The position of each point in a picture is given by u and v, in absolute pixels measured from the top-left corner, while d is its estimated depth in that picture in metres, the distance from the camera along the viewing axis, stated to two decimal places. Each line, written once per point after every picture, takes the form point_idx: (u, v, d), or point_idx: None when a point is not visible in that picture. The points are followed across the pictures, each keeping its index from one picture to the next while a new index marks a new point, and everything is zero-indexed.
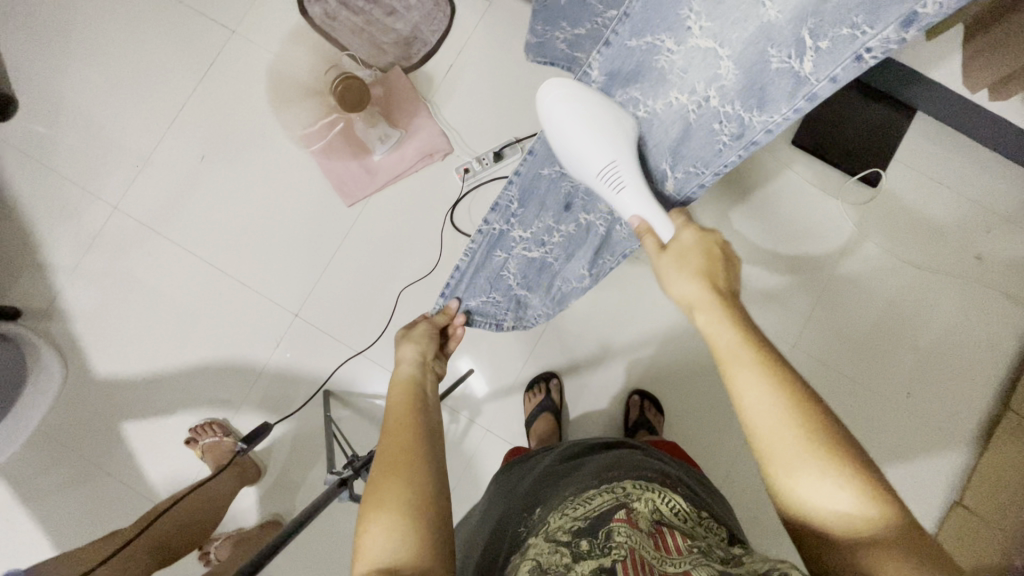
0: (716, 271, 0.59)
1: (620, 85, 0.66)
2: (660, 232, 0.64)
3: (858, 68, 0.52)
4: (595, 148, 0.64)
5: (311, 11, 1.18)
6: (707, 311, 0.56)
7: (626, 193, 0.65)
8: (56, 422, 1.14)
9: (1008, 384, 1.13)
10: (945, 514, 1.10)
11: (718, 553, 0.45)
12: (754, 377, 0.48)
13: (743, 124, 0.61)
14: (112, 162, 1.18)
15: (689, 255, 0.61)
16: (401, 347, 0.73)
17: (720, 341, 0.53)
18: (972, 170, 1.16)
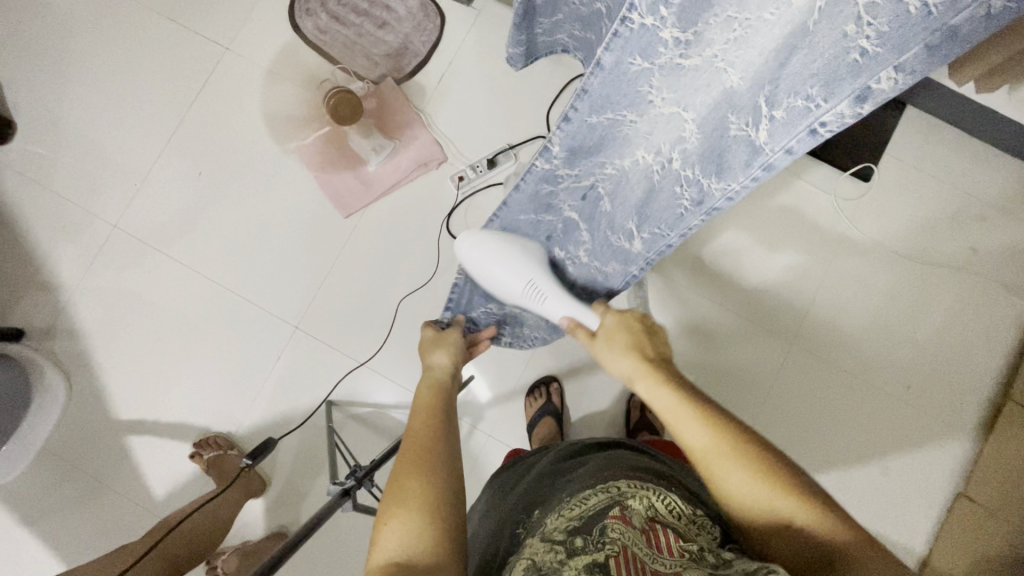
0: (645, 345, 0.67)
1: (583, 155, 0.66)
2: (587, 322, 0.75)
3: (813, 141, 0.50)
4: (515, 275, 0.78)
5: (303, 27, 1.20)
6: (642, 382, 0.62)
7: (550, 301, 0.78)
8: (62, 440, 1.14)
9: (1008, 373, 1.13)
10: (949, 506, 1.10)
11: (710, 558, 0.46)
12: (693, 424, 0.54)
13: (703, 191, 0.62)
14: (110, 181, 1.19)
15: (616, 336, 0.69)
16: (431, 353, 0.77)
17: (657, 404, 0.59)
18: (964, 161, 1.16)
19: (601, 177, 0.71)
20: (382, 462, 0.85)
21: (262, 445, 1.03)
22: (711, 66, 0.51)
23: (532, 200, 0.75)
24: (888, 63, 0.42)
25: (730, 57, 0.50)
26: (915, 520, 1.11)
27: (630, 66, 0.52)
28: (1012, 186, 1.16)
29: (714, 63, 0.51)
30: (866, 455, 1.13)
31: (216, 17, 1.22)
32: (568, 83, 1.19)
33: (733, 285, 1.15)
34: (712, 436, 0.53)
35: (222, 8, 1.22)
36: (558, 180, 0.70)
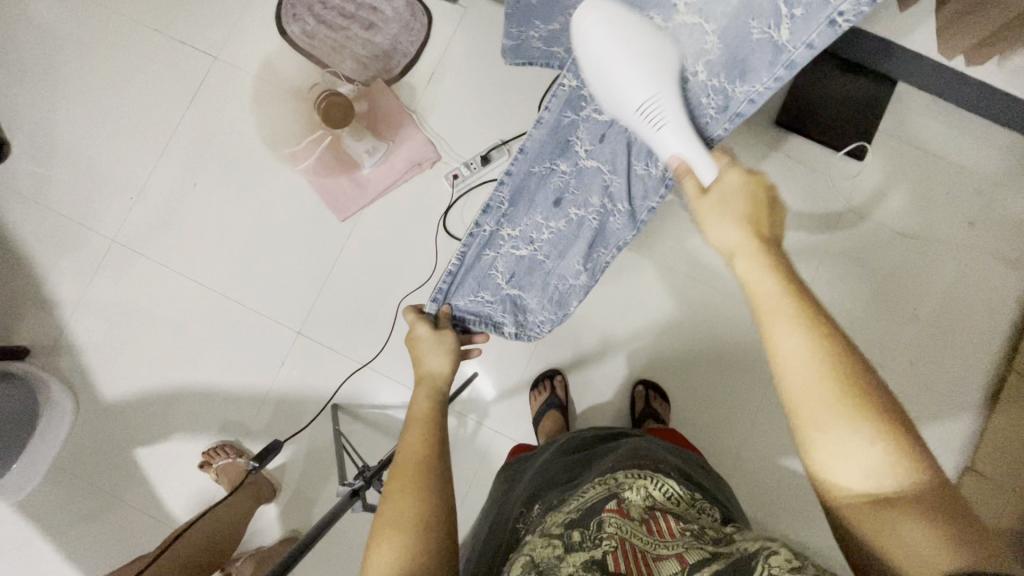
0: (761, 217, 0.55)
1: None
2: (700, 174, 0.60)
3: (832, 34, 0.53)
4: (642, 77, 0.60)
5: (291, 32, 1.20)
6: (745, 257, 0.52)
7: (666, 131, 0.61)
8: (72, 456, 1.15)
9: (1011, 345, 1.14)
10: (957, 481, 1.11)
11: (710, 536, 0.47)
12: (797, 332, 0.45)
13: (727, 96, 0.62)
14: (106, 195, 1.20)
15: (732, 199, 0.56)
16: (426, 355, 0.75)
17: (762, 291, 0.49)
18: (958, 135, 1.16)
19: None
20: (389, 461, 0.86)
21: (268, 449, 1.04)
22: None
23: (553, 134, 0.75)
24: None
25: None
26: None
27: None
28: (1007, 158, 1.16)
29: None
30: None
31: (203, 26, 1.22)
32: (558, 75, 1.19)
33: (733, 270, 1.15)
34: (819, 359, 0.44)
35: (209, 16, 1.22)
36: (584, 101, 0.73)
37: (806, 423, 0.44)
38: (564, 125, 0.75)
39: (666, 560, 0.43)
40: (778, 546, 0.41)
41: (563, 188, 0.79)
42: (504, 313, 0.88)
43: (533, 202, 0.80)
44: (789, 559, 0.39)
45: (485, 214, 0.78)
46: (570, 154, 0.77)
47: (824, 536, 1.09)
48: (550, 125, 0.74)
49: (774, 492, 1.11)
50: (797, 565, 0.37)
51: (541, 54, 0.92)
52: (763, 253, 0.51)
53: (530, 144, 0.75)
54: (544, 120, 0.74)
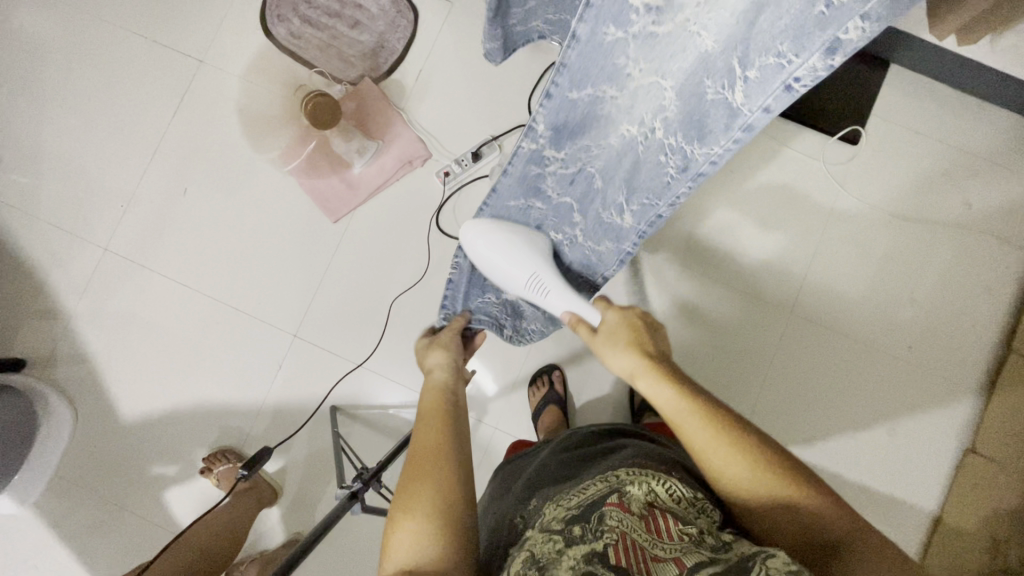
0: (644, 340, 0.67)
1: (567, 136, 0.68)
2: (588, 319, 0.75)
3: (789, 98, 0.50)
4: (517, 264, 0.77)
5: (276, 33, 1.19)
6: (645, 379, 0.62)
7: (552, 295, 0.77)
8: (72, 467, 1.15)
9: (1010, 326, 1.13)
10: (959, 463, 1.11)
11: (709, 541, 0.46)
12: (698, 425, 0.54)
13: (687, 157, 0.61)
14: (97, 204, 1.19)
15: (617, 334, 0.69)
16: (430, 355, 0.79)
17: (661, 402, 0.59)
18: (952, 116, 1.15)
19: (587, 159, 0.72)
20: (388, 462, 0.85)
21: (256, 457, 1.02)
22: (683, 32, 0.54)
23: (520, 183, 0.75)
24: (853, 13, 0.42)
25: (702, 21, 0.52)
26: (925, 479, 1.11)
27: (606, 36, 0.56)
28: (1002, 137, 1.15)
29: (686, 29, 0.54)
30: (874, 419, 1.12)
31: (188, 30, 1.21)
32: (547, 68, 1.18)
33: (729, 259, 1.15)
34: (717, 436, 0.53)
35: (193, 20, 1.21)
36: (544, 162, 0.72)
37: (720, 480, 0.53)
38: (530, 177, 0.74)
39: (664, 561, 0.42)
40: (778, 552, 0.41)
41: (542, 219, 0.81)
42: (507, 320, 0.92)
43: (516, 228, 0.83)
44: (788, 562, 0.39)
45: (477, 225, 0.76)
46: (542, 195, 0.77)
47: None
48: (516, 176, 0.74)
49: None
50: (795, 569, 0.38)
51: (522, 36, 0.94)
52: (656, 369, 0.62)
53: (500, 185, 0.77)
54: (510, 171, 0.74)
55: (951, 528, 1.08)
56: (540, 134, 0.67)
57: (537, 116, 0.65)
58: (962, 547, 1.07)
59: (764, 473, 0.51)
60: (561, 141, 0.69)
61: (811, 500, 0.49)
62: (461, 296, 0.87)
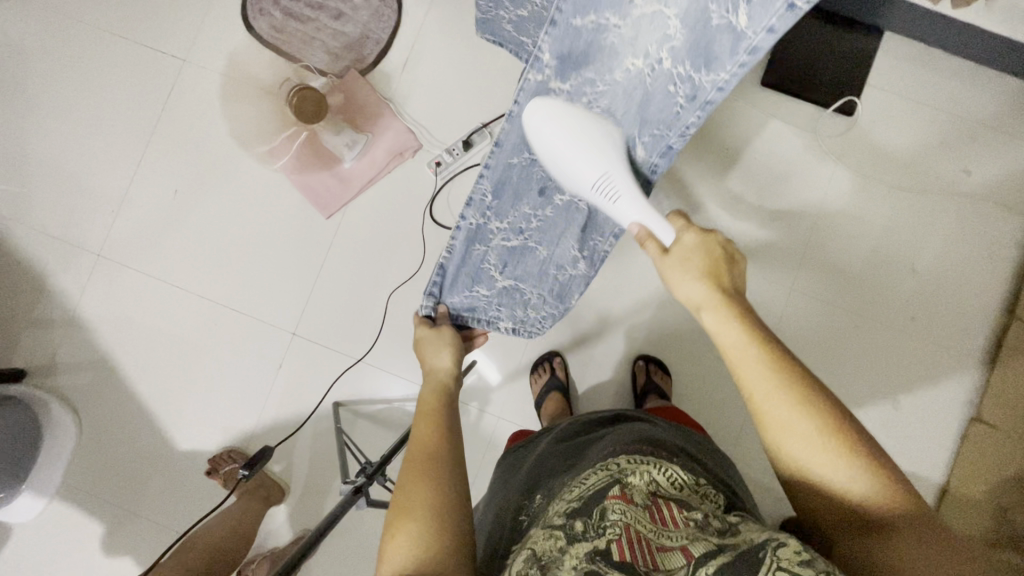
0: (721, 272, 0.59)
1: (573, 68, 0.68)
2: (660, 236, 0.63)
3: (792, 17, 0.48)
4: (591, 158, 0.64)
5: (258, 28, 1.17)
6: (712, 311, 0.56)
7: (623, 201, 0.64)
8: (78, 474, 1.15)
9: (1013, 291, 1.12)
10: (965, 431, 1.10)
11: (715, 524, 0.46)
12: (762, 371, 0.50)
13: (695, 85, 0.59)
14: (87, 210, 1.18)
15: (693, 258, 0.60)
16: (430, 354, 0.76)
17: (726, 341, 0.54)
18: (947, 81, 1.13)
19: (594, 95, 0.69)
20: (391, 456, 0.85)
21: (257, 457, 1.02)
22: None
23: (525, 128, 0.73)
24: None
25: None
26: (931, 449, 1.11)
27: None
28: (1000, 101, 1.13)
29: None
30: (877, 391, 1.12)
31: (168, 28, 1.19)
32: None
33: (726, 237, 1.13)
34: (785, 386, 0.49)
35: (173, 18, 1.19)
36: (551, 97, 0.70)
37: (771, 432, 0.49)
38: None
39: (671, 551, 0.42)
40: (789, 537, 0.40)
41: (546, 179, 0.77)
42: (500, 305, 0.88)
43: (517, 194, 0.77)
44: (799, 551, 0.38)
45: (468, 207, 0.77)
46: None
47: None
48: (521, 117, 0.72)
49: None
50: (809, 558, 0.37)
51: (512, 40, 0.95)
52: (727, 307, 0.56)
53: (503, 137, 0.74)
54: (514, 114, 0.72)
55: (958, 496, 1.08)
56: (545, 65, 0.67)
57: (543, 45, 0.66)
58: (969, 514, 1.07)
59: (825, 435, 0.46)
60: (565, 74, 0.68)
61: (864, 477, 0.45)
62: (448, 287, 0.82)
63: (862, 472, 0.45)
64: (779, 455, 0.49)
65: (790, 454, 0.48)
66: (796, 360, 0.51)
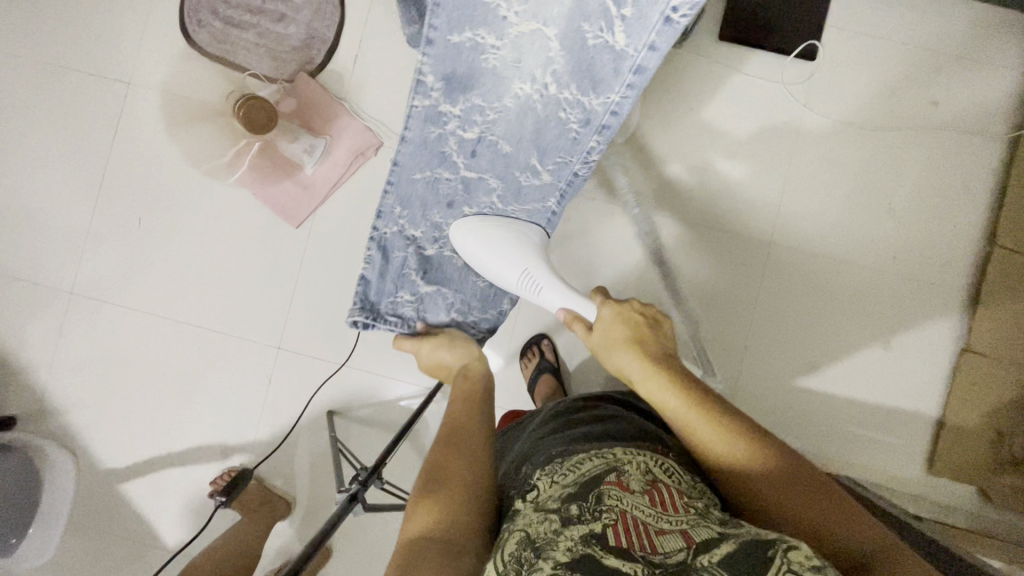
0: (638, 334, 0.72)
1: (458, 92, 0.70)
2: (583, 314, 0.78)
3: (671, 30, 0.60)
4: (510, 264, 0.80)
5: (200, 41, 1.13)
6: (639, 375, 0.67)
7: (546, 292, 0.80)
8: (85, 514, 1.15)
9: (992, 218, 1.12)
10: (956, 364, 1.11)
11: (715, 513, 0.47)
12: (706, 423, 0.57)
13: (587, 110, 0.70)
14: (53, 249, 1.16)
15: (612, 329, 0.74)
16: (438, 354, 0.80)
17: (662, 401, 0.62)
18: (905, 13, 1.11)
19: (486, 125, 0.73)
20: (384, 459, 0.85)
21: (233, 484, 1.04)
22: None
23: (421, 150, 0.76)
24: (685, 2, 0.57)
25: None
26: (924, 386, 1.11)
27: None
28: (961, 27, 1.11)
29: None
30: (867, 336, 1.12)
31: (109, 52, 1.15)
32: None
33: (700, 200, 1.12)
34: (721, 431, 0.56)
35: (112, 40, 1.15)
36: (441, 120, 0.73)
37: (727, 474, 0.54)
38: (431, 140, 0.75)
39: (669, 534, 0.43)
40: (798, 541, 0.41)
41: (453, 192, 0.80)
42: (425, 312, 0.86)
43: (427, 207, 0.81)
44: (811, 555, 0.38)
45: (381, 219, 0.81)
46: (449, 163, 0.77)
47: (831, 442, 1.11)
48: (416, 142, 0.75)
49: (776, 409, 1.11)
50: (817, 563, 0.37)
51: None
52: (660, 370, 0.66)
53: (405, 157, 0.76)
54: (408, 139, 0.75)
55: (955, 428, 1.09)
56: (431, 89, 0.70)
57: (424, 70, 0.68)
58: (966, 445, 1.08)
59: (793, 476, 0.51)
60: (453, 95, 0.71)
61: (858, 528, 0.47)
62: (374, 295, 0.84)
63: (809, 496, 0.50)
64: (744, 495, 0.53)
65: (756, 479, 0.52)
66: (739, 414, 0.57)
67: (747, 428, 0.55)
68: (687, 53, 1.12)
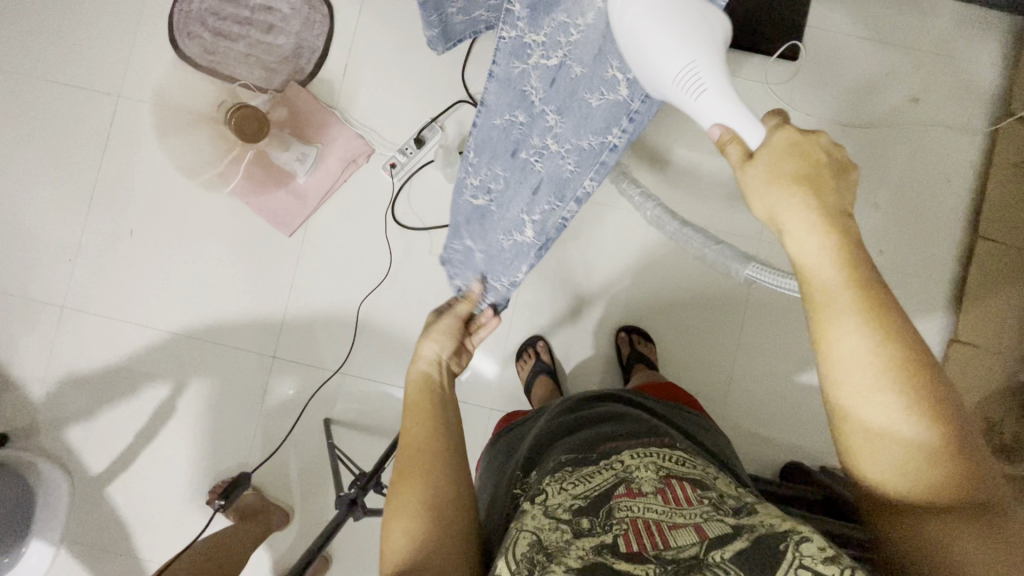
0: (820, 175, 0.51)
1: (545, 14, 0.63)
2: (746, 139, 0.55)
3: None
4: (679, 44, 0.56)
5: (190, 53, 1.14)
6: (808, 227, 0.49)
7: (708, 96, 0.56)
8: (77, 531, 1.13)
9: (975, 210, 1.14)
10: (944, 353, 1.12)
11: (730, 503, 0.47)
12: (856, 332, 0.45)
13: None
14: (44, 262, 1.15)
15: (782, 163, 0.52)
16: (423, 342, 0.72)
17: (822, 281, 0.48)
18: (883, 12, 1.14)
19: (568, 48, 0.64)
20: (382, 464, 0.85)
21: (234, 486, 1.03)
22: None
23: (506, 88, 0.65)
24: None
25: None
26: None
27: None
28: (937, 26, 1.14)
29: None
30: None
31: (98, 65, 1.15)
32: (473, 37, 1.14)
33: (690, 199, 1.14)
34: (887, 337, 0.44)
35: (100, 53, 1.15)
36: (526, 54, 0.64)
37: (847, 399, 0.45)
38: (514, 75, 0.65)
39: (682, 528, 0.43)
40: (812, 532, 0.41)
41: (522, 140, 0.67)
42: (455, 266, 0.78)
43: (495, 155, 0.68)
44: (823, 547, 0.39)
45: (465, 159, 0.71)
46: (529, 103, 0.66)
47: (827, 436, 1.12)
48: (501, 80, 0.65)
49: (771, 403, 1.13)
50: (833, 555, 0.37)
51: (466, 26, 0.87)
52: (835, 230, 0.48)
53: (488, 98, 0.66)
54: (493, 75, 0.65)
55: None
56: (517, 17, 0.62)
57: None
58: None
59: (935, 440, 0.42)
60: (539, 23, 0.63)
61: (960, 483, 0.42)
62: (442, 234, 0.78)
63: (933, 436, 0.42)
64: (844, 423, 0.46)
65: (882, 433, 0.43)
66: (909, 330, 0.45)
67: (902, 343, 0.44)
68: None
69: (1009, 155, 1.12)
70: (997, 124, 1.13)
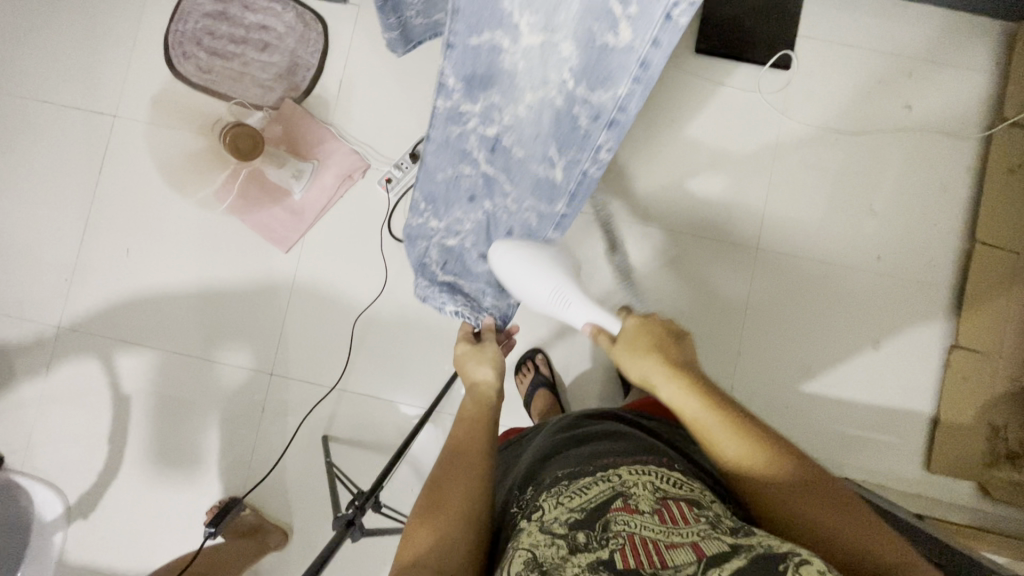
0: (669, 346, 0.61)
1: (479, 88, 0.60)
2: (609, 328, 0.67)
3: (675, 30, 0.44)
4: (546, 277, 0.69)
5: (186, 72, 1.15)
6: (666, 384, 0.58)
7: (574, 306, 0.69)
8: (73, 555, 1.11)
9: (971, 216, 1.14)
10: (946, 360, 1.12)
11: (727, 522, 0.46)
12: (727, 434, 0.54)
13: (596, 107, 0.55)
14: (41, 282, 1.15)
15: (637, 340, 0.63)
16: (473, 368, 0.74)
17: (695, 419, 0.56)
18: (875, 20, 1.15)
19: (504, 127, 0.63)
20: (380, 483, 0.83)
21: (221, 513, 0.99)
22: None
23: (446, 148, 0.67)
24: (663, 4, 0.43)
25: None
26: (916, 383, 1.12)
27: None
28: (928, 33, 1.15)
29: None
30: (857, 335, 1.13)
31: (95, 85, 1.16)
32: None
33: (688, 208, 1.13)
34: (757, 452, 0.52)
35: (97, 73, 1.16)
36: (462, 120, 0.64)
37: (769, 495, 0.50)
38: (453, 139, 0.66)
39: (680, 548, 0.42)
40: (811, 554, 0.40)
41: (474, 188, 0.72)
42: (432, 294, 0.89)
43: (449, 203, 0.75)
44: (822, 570, 0.38)
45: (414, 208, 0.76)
46: (469, 161, 0.69)
47: (828, 445, 1.11)
48: (439, 142, 0.67)
49: (773, 413, 1.12)
50: None
51: (427, 29, 0.87)
52: (688, 381, 0.58)
53: (430, 156, 0.70)
54: (432, 138, 0.67)
55: (949, 424, 1.09)
56: (451, 89, 0.60)
57: (446, 75, 0.58)
58: (962, 441, 1.08)
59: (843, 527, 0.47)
60: (472, 95, 0.60)
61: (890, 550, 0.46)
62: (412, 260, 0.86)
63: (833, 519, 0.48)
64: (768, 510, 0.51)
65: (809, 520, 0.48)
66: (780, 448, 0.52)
67: (771, 459, 0.52)
68: (666, 66, 1.15)
69: (1004, 161, 1.12)
70: (992, 130, 1.14)
